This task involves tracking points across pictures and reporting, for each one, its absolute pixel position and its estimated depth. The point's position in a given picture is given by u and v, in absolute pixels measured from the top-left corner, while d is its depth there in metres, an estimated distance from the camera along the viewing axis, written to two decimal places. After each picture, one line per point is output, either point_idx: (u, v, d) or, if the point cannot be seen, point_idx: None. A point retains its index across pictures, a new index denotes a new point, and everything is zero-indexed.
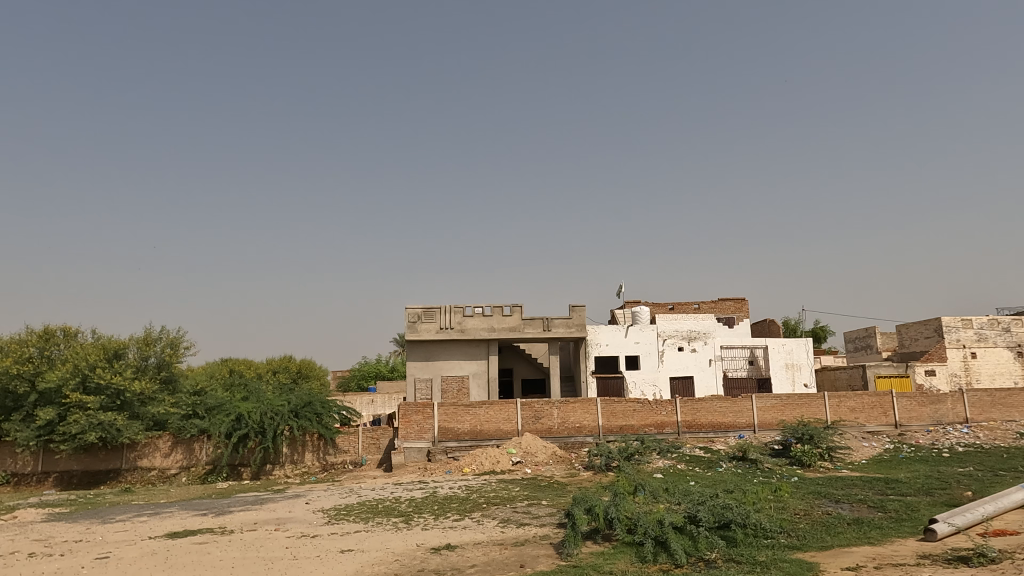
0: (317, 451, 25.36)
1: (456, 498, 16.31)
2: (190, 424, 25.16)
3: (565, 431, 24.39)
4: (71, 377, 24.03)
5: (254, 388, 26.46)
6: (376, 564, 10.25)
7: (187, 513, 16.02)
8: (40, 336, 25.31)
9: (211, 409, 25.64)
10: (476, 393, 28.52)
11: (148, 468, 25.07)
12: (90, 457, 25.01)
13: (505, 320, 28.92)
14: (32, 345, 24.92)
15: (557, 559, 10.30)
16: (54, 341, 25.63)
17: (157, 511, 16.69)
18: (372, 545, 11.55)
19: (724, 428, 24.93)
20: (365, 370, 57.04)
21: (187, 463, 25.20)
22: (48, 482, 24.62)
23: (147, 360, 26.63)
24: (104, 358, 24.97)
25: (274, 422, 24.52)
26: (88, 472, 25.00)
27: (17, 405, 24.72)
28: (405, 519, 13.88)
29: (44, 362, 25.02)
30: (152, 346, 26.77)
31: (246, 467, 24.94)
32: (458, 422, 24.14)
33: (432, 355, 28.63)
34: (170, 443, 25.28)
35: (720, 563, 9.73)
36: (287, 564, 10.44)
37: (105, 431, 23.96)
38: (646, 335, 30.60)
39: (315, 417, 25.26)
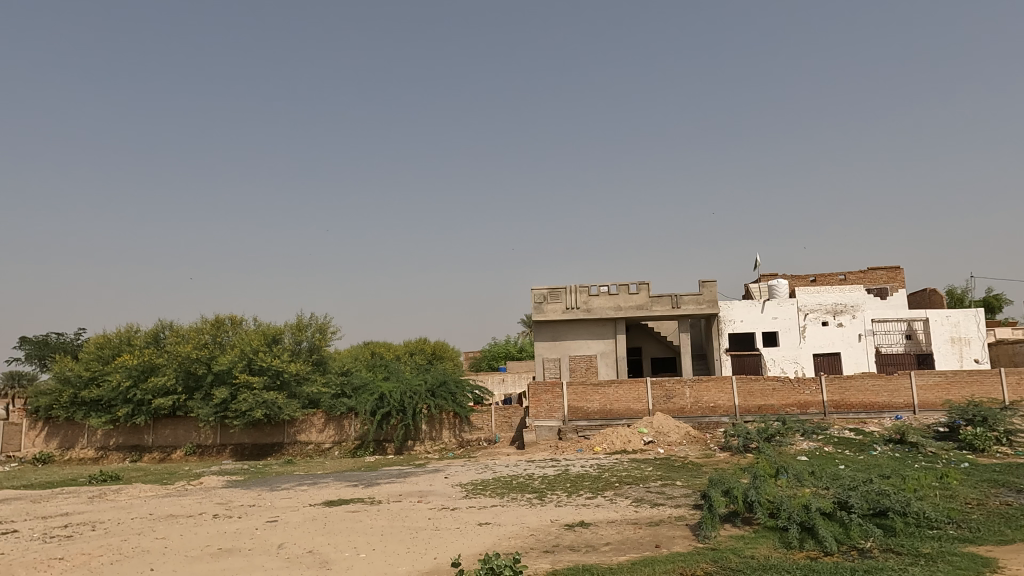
0: (453, 428, 26.59)
1: (588, 477, 16.38)
2: (339, 403, 27.39)
3: (698, 411, 23.64)
4: (239, 360, 27.02)
5: (394, 368, 28.17)
6: (512, 538, 10.57)
7: (339, 484, 17.44)
8: (212, 325, 28.54)
9: (357, 389, 27.74)
10: (605, 372, 28.41)
11: (306, 443, 27.57)
12: (258, 432, 27.95)
13: (632, 298, 28.43)
14: (207, 333, 28.20)
15: (693, 541, 10.04)
16: (223, 329, 28.77)
17: (315, 481, 18.37)
18: (507, 519, 11.92)
19: (877, 408, 22.95)
20: (496, 351, 58.69)
21: (338, 438, 27.42)
22: (225, 453, 27.82)
23: (301, 344, 29.22)
24: (265, 343, 27.75)
25: (412, 401, 25.95)
26: (257, 444, 27.95)
27: (197, 385, 28.08)
28: (539, 496, 14.17)
29: (217, 347, 28.22)
30: (304, 331, 29.29)
31: (390, 443, 26.63)
32: (587, 401, 24.20)
33: (559, 335, 28.81)
34: (323, 419, 27.65)
35: (876, 553, 9.01)
36: (429, 534, 11.06)
37: (269, 408, 26.57)
38: (785, 310, 28.76)
39: (450, 396, 26.45)
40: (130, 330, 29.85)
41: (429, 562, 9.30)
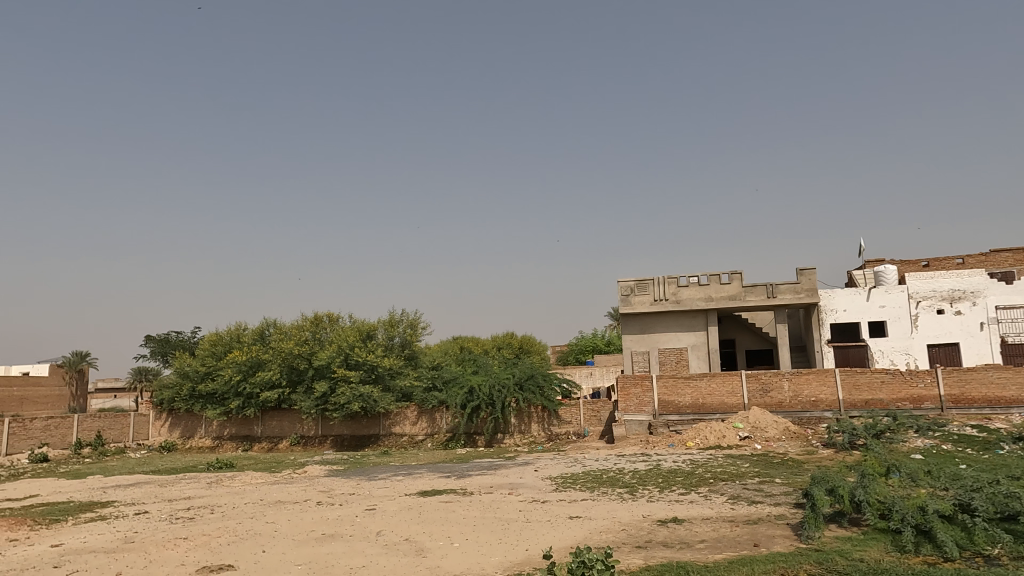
0: (542, 422, 26.70)
1: (680, 472, 15.98)
2: (431, 396, 28.16)
3: (798, 405, 22.51)
4: (337, 355, 28.38)
5: (482, 362, 28.63)
6: (603, 532, 10.48)
7: (432, 475, 17.95)
8: (312, 322, 30.12)
9: (448, 382, 28.42)
10: (696, 365, 27.63)
11: (400, 435, 28.53)
12: (356, 424, 29.21)
13: (723, 288, 27.45)
14: (307, 330, 29.80)
15: (795, 541, 9.57)
16: (322, 326, 30.29)
17: (409, 472, 19.00)
18: (598, 513, 11.84)
19: (1003, 403, 20.99)
20: (583, 345, 58.39)
21: (431, 431, 28.19)
22: (326, 443, 29.27)
23: (393, 340, 30.30)
24: (360, 339, 29.00)
25: (501, 395, 26.28)
26: (355, 436, 29.21)
27: (299, 379, 29.71)
28: (630, 491, 13.97)
29: (316, 343, 29.76)
30: (396, 327, 30.34)
31: (480, 436, 27.08)
32: (679, 395, 23.62)
33: (648, 328, 28.27)
34: (416, 412, 28.52)
35: (1005, 561, 8.23)
36: (521, 525, 11.17)
37: (365, 402, 27.71)
38: (895, 298, 26.81)
39: (538, 390, 26.59)
40: (240, 328, 32.04)
41: (520, 553, 9.38)
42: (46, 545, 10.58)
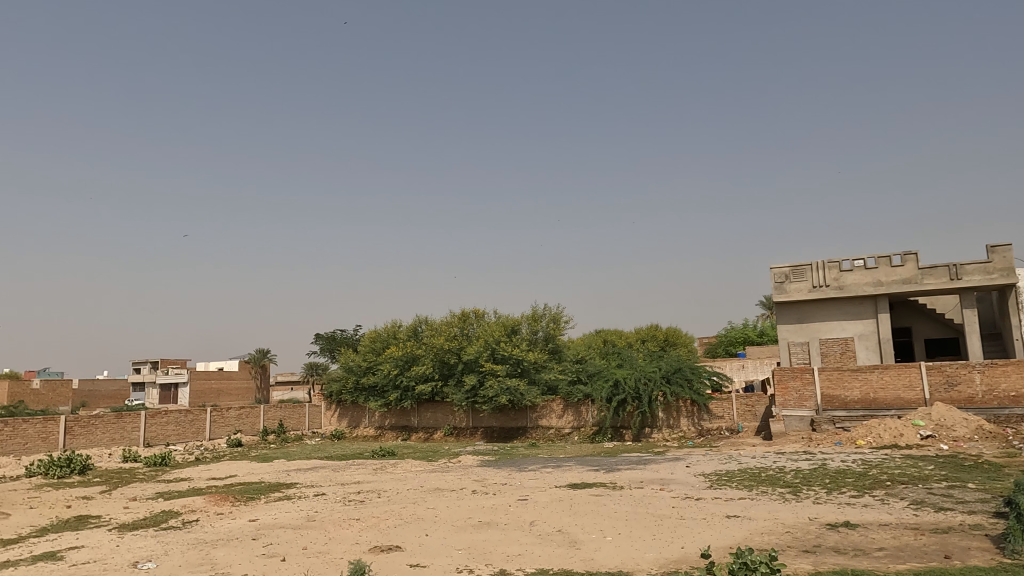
0: (692, 416, 25.83)
1: (851, 473, 14.69)
2: (576, 390, 28.31)
3: (993, 401, 19.77)
4: (484, 350, 29.46)
5: (627, 355, 28.26)
6: (765, 534, 9.92)
7: (581, 469, 18.04)
8: (460, 318, 31.54)
9: (592, 376, 28.39)
10: (865, 357, 25.25)
11: (547, 427, 28.95)
12: (504, 416, 30.13)
13: (895, 272, 24.81)
14: (456, 326, 31.28)
15: (997, 556, 8.42)
16: (469, 322, 31.60)
17: (558, 464, 19.24)
18: (758, 513, 11.23)
19: None
20: (733, 336, 55.58)
21: (577, 424, 28.32)
22: (477, 435, 30.43)
23: (537, 334, 30.90)
24: (505, 334, 29.89)
25: (648, 388, 25.76)
26: (504, 428, 30.10)
27: (450, 372, 31.17)
28: (792, 491, 13.10)
29: (464, 338, 31.10)
30: (539, 321, 30.89)
31: (627, 430, 26.73)
32: (845, 389, 21.75)
33: (807, 317, 26.28)
34: (562, 406, 28.82)
35: None
36: (675, 522, 10.88)
37: (512, 395, 28.47)
38: None
39: (687, 383, 25.75)
40: (395, 326, 34.32)
41: (676, 551, 9.14)
42: (246, 519, 12.05)
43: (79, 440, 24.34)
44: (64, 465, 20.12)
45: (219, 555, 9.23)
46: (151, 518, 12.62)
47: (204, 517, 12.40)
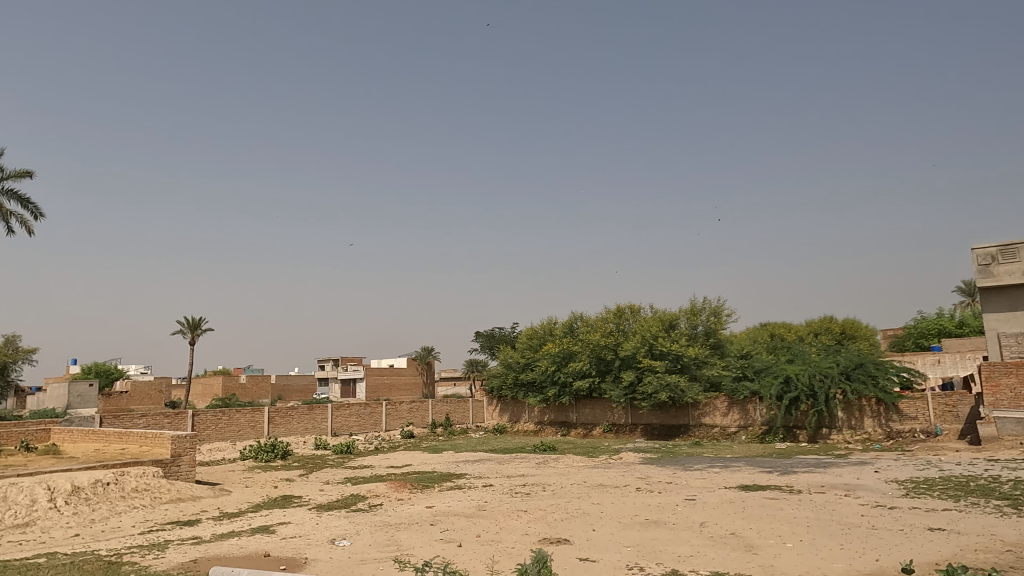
0: (878, 417, 23.34)
1: None
2: (742, 386, 26.85)
3: None
4: (641, 345, 28.96)
5: (798, 349, 26.27)
6: (980, 551, 8.69)
7: (752, 470, 17.07)
8: (615, 314, 31.33)
9: (760, 372, 26.72)
10: None
11: (711, 426, 27.75)
12: (665, 413, 29.40)
13: None
14: (611, 321, 31.12)
15: None
16: (625, 317, 31.27)
17: (726, 465, 18.38)
18: (969, 528, 9.88)
19: None
20: (925, 327, 49.52)
21: (744, 423, 26.83)
22: (637, 432, 29.95)
23: (697, 328, 29.79)
24: (663, 329, 29.17)
25: (824, 385, 23.73)
26: (665, 425, 29.35)
27: (608, 368, 31.02)
28: (1013, 505, 11.35)
29: (621, 334, 30.83)
30: (698, 315, 29.74)
31: (802, 430, 24.81)
32: None
33: (1021, 304, 22.67)
34: (726, 403, 27.50)
35: None
36: (865, 532, 9.90)
37: (673, 391, 27.68)
38: None
39: (870, 380, 23.37)
40: (551, 322, 34.87)
41: (870, 563, 8.32)
42: (423, 505, 12.91)
43: (280, 428, 27.57)
44: (269, 450, 22.91)
45: (403, 537, 9.97)
46: (342, 500, 13.95)
47: (387, 502, 13.47)
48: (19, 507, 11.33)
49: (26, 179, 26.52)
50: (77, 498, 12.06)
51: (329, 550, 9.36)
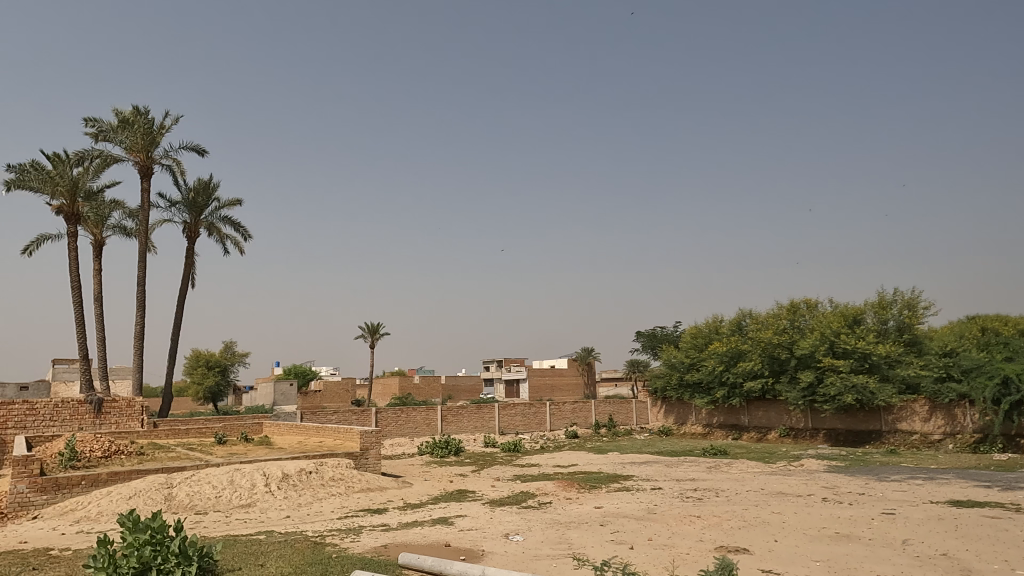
0: None
1: None
2: (946, 389, 23.66)
3: None
4: (821, 344, 26.65)
5: (1019, 346, 22.54)
6: None
7: (965, 484, 14.95)
8: (789, 310, 29.21)
9: (969, 372, 23.32)
10: None
11: (909, 432, 24.77)
12: (851, 417, 26.79)
13: None
14: (784, 318, 29.07)
15: None
16: (800, 313, 29.02)
17: (930, 476, 16.28)
18: None
19: None
20: None
21: (952, 430, 23.60)
22: (819, 437, 27.53)
23: (887, 324, 26.80)
24: (846, 325, 26.63)
25: None
26: (852, 431, 26.72)
27: (782, 369, 28.94)
28: None
29: (796, 331, 28.66)
30: (889, 310, 26.73)
31: None
32: None
33: None
34: (927, 407, 24.45)
35: None
36: None
37: (860, 393, 25.12)
38: None
39: None
40: (717, 321, 33.35)
41: None
42: (592, 505, 12.95)
43: (452, 426, 29.17)
44: (444, 446, 24.32)
45: (573, 536, 10.08)
46: (513, 497, 14.43)
47: (556, 500, 13.69)
48: (243, 489, 13.13)
49: (236, 206, 28.38)
50: (287, 483, 13.71)
51: (504, 544, 9.71)
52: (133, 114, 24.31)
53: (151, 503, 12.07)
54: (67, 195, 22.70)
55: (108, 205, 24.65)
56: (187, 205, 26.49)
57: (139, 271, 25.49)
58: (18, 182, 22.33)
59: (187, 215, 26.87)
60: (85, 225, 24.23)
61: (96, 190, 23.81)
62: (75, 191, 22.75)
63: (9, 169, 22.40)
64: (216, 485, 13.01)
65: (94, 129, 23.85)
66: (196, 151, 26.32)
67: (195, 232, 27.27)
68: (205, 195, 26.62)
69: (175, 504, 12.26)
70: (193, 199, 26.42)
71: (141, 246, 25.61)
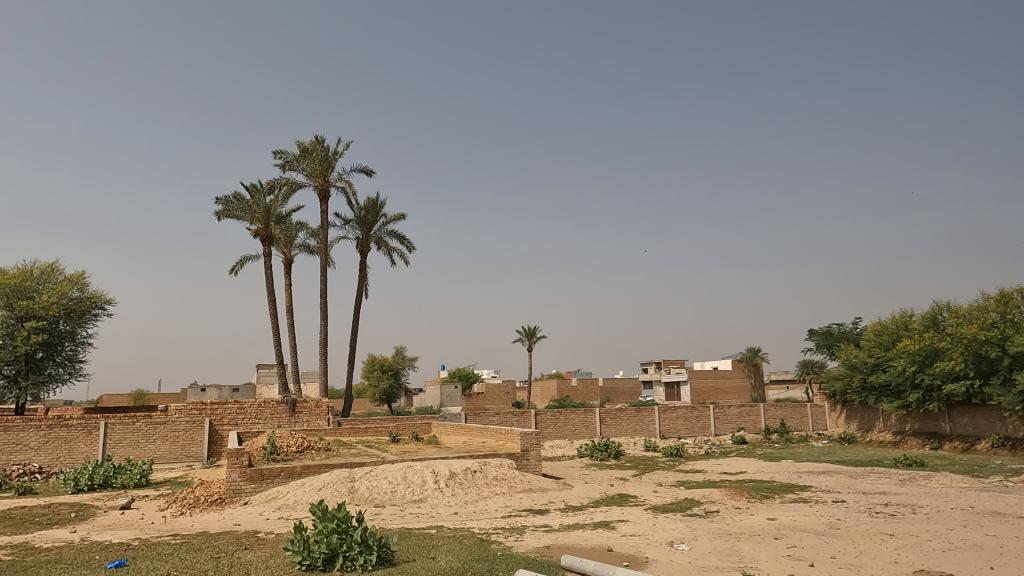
0: None
1: None
2: None
3: None
4: None
5: None
6: None
7: None
8: (998, 301, 25.33)
9: None
10: None
11: None
12: None
13: None
14: (993, 311, 25.22)
15: None
16: (1014, 304, 25.02)
17: None
18: None
19: None
20: None
21: None
22: None
23: None
24: None
25: None
26: None
27: (993, 369, 25.08)
28: None
29: (1009, 326, 24.73)
30: None
31: None
32: None
33: None
34: None
35: None
36: None
37: None
38: None
39: None
40: (906, 316, 29.81)
41: None
42: (764, 516, 12.10)
43: (611, 429, 28.89)
44: (603, 449, 24.13)
45: (744, 549, 9.47)
46: (677, 504, 13.92)
47: (724, 509, 12.97)
48: (415, 485, 14.00)
49: (401, 220, 30.55)
50: (454, 481, 14.41)
51: (669, 553, 9.38)
52: (313, 143, 27.12)
53: (338, 495, 13.29)
54: (263, 220, 25.85)
55: (294, 227, 27.69)
56: (359, 223, 28.96)
57: (322, 285, 28.31)
58: (225, 211, 25.82)
59: (359, 232, 29.38)
60: (277, 245, 27.40)
61: (284, 214, 26.84)
62: (268, 216, 25.84)
63: (218, 201, 25.99)
64: (391, 480, 14.00)
65: (281, 160, 26.92)
66: (365, 173, 28.76)
67: (367, 247, 29.73)
68: (374, 212, 28.95)
69: (358, 497, 13.38)
70: (364, 217, 28.81)
71: (322, 262, 28.43)
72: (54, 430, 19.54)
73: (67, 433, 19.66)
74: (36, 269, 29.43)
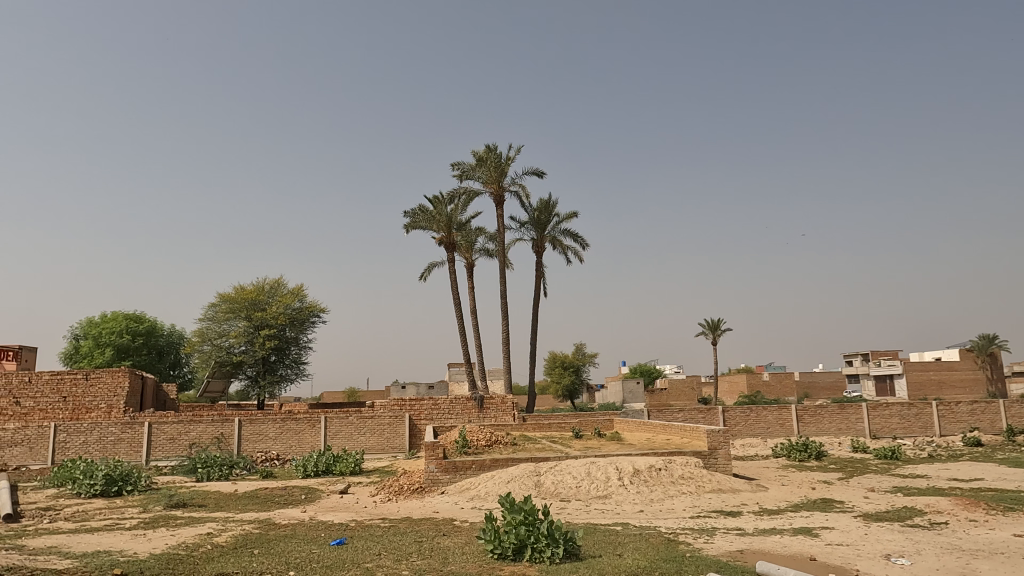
0: None
1: None
2: None
3: None
4: None
5: None
6: None
7: None
8: None
9: None
10: None
11: None
12: None
13: None
14: None
15: None
16: None
17: None
18: None
19: None
20: None
21: None
22: None
23: None
24: None
25: None
26: None
27: None
28: None
29: None
30: None
31: None
32: None
33: None
34: None
35: None
36: None
37: None
38: None
39: None
40: None
41: None
42: (1009, 532, 10.30)
43: (811, 428, 26.57)
44: (802, 449, 22.21)
45: (983, 568, 8.14)
46: (895, 512, 12.37)
47: (955, 521, 11.27)
48: (599, 481, 14.05)
49: (573, 218, 30.85)
50: (639, 478, 14.20)
51: (884, 566, 8.39)
52: (486, 151, 28.43)
53: (525, 488, 13.79)
54: (446, 228, 27.69)
55: (474, 233, 29.21)
56: (533, 224, 29.77)
57: (502, 286, 29.53)
58: (413, 223, 28.02)
59: (534, 233, 30.19)
60: (459, 251, 29.11)
61: (465, 221, 28.44)
62: (450, 224, 27.60)
63: (406, 215, 28.28)
64: (575, 475, 14.19)
65: (459, 171, 28.58)
66: (536, 175, 29.57)
67: (542, 247, 30.46)
68: (547, 212, 29.55)
69: (544, 490, 13.76)
70: (538, 218, 29.55)
71: (501, 265, 29.66)
72: (286, 422, 22.65)
73: (296, 425, 22.67)
74: (267, 284, 34.41)
